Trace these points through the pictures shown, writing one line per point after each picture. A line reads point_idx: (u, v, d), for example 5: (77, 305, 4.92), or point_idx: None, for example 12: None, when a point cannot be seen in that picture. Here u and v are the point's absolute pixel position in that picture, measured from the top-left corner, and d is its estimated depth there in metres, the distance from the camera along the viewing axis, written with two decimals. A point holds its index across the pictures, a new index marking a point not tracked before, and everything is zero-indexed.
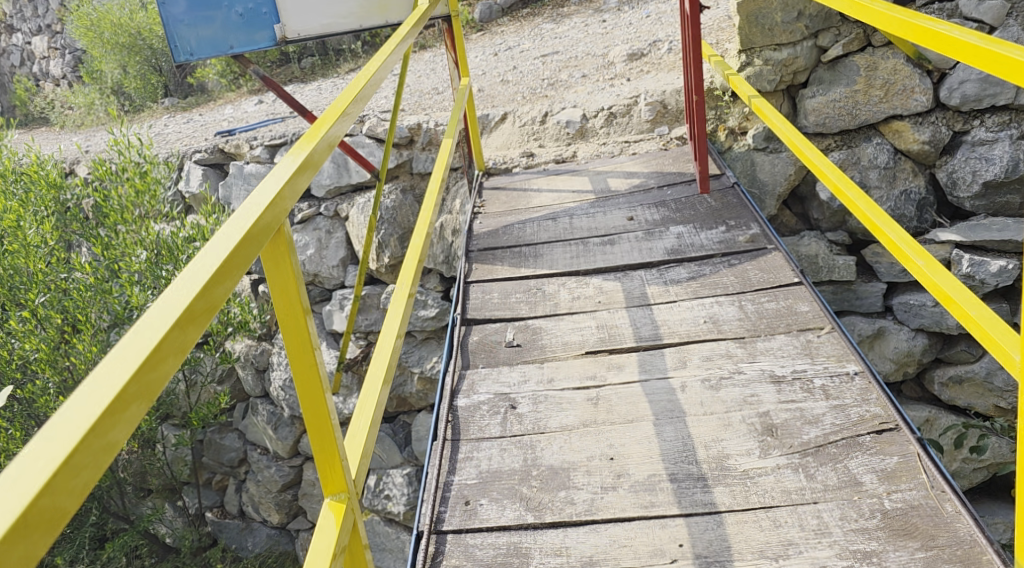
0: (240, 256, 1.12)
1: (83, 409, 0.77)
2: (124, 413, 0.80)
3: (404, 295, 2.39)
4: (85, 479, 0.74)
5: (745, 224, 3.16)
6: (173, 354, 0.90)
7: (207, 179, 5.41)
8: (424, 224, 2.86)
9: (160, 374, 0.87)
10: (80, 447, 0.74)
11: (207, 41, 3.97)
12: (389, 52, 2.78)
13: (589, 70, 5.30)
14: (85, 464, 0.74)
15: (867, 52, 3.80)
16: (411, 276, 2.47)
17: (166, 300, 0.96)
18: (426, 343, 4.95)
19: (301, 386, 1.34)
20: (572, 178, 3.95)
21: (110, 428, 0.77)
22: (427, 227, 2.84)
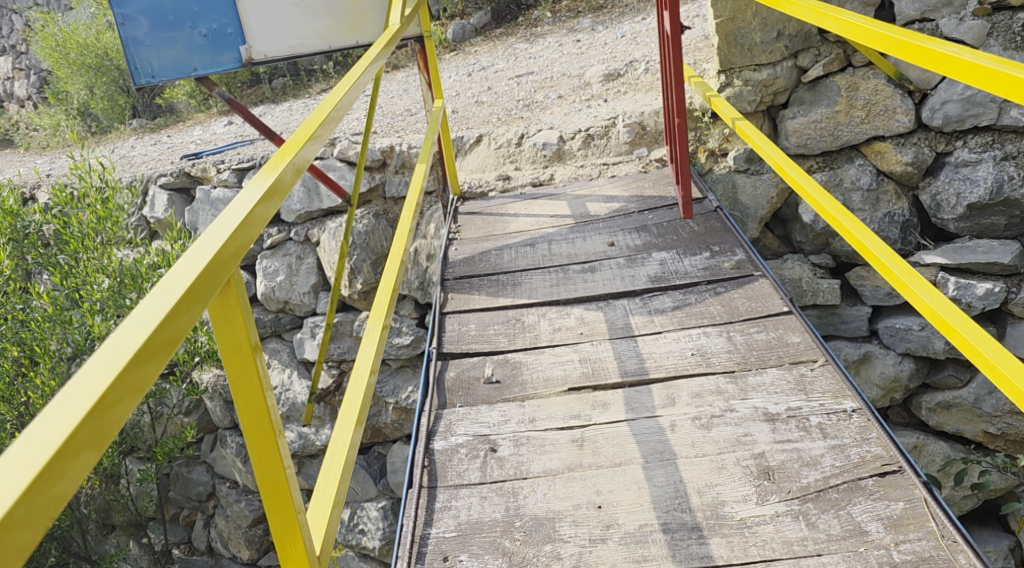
0: (198, 293, 1.06)
1: (25, 458, 0.76)
2: (67, 465, 0.78)
3: (376, 334, 2.24)
4: (27, 537, 0.73)
5: (730, 249, 3.06)
6: (126, 396, 0.87)
7: (173, 204, 5.30)
8: (396, 257, 2.72)
9: (108, 421, 0.84)
10: (20, 502, 0.72)
11: (170, 63, 3.82)
12: (359, 74, 2.64)
13: (565, 91, 5.21)
14: (22, 520, 0.73)
15: (847, 73, 3.75)
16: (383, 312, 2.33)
17: (119, 340, 0.92)
18: (401, 371, 4.78)
19: (254, 447, 1.22)
20: (551, 202, 3.84)
21: (52, 480, 0.76)
22: (401, 257, 2.70)
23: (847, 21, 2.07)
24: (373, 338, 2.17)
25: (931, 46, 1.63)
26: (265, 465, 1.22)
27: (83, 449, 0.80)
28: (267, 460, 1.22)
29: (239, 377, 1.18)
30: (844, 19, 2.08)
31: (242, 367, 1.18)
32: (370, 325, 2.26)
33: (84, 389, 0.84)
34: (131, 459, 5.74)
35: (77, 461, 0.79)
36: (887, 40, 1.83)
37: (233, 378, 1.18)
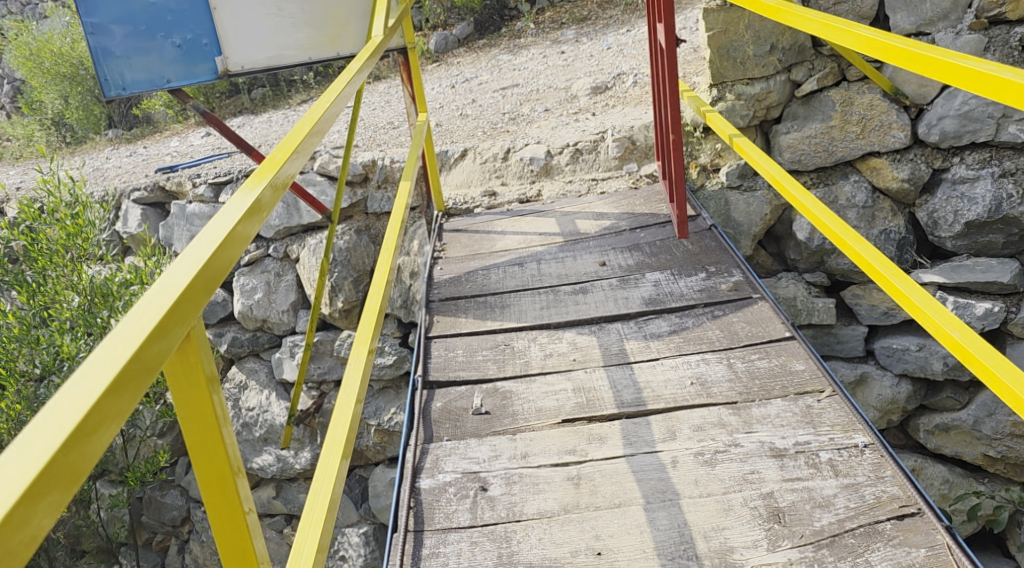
0: (171, 323, 0.99)
1: None
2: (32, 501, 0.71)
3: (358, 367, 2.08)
4: None
5: (727, 270, 2.96)
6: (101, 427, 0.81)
7: (146, 219, 5.17)
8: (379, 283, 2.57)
9: (80, 455, 0.77)
10: None
11: (142, 75, 3.67)
12: (342, 89, 2.48)
13: (551, 104, 5.10)
14: None
15: (842, 87, 3.67)
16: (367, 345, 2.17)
17: (85, 373, 0.85)
18: (383, 392, 4.62)
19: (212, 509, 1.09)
20: (538, 220, 3.72)
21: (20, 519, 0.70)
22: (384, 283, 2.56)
23: (865, 35, 1.93)
24: (354, 375, 2.02)
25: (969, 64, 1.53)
26: (220, 517, 1.09)
27: (46, 492, 0.73)
28: (223, 512, 1.09)
29: (192, 413, 1.05)
30: (861, 33, 1.94)
31: (199, 400, 1.05)
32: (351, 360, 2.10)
33: (49, 427, 0.77)
34: (102, 481, 5.45)
35: (41, 503, 0.72)
36: (926, 59, 1.68)
37: (190, 427, 1.05)
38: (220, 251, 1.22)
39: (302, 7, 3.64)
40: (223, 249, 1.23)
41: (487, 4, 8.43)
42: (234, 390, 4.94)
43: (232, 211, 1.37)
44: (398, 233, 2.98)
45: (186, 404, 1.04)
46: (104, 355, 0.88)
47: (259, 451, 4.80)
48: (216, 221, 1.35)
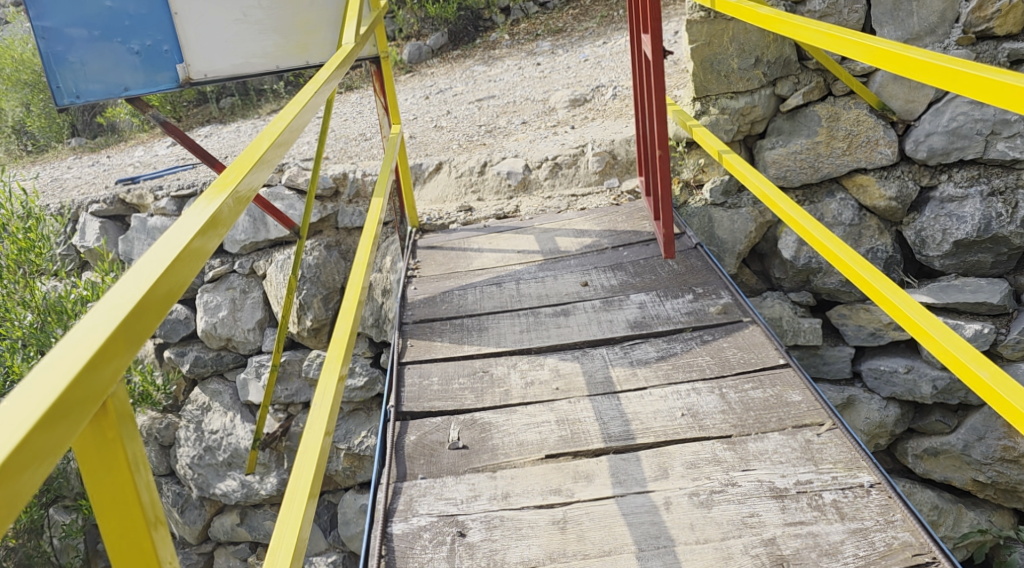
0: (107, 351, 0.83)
1: None
2: None
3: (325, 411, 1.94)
4: None
5: (715, 291, 2.83)
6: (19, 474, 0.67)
7: (105, 233, 4.94)
8: (348, 312, 2.41)
9: None
10: None
11: (98, 83, 3.46)
12: (306, 99, 2.29)
13: (529, 116, 4.97)
14: None
15: (828, 102, 3.58)
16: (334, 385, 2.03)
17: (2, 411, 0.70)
18: (353, 415, 4.41)
19: None
20: (516, 237, 3.57)
21: None
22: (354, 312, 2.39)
23: (876, 48, 1.78)
24: (321, 420, 1.88)
25: (991, 77, 1.43)
26: None
27: None
28: None
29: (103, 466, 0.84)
30: (871, 46, 1.80)
31: (112, 451, 0.84)
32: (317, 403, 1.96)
33: None
34: (56, 508, 5.17)
35: None
36: (953, 75, 1.54)
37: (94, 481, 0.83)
38: (176, 266, 1.08)
39: (270, 13, 3.47)
40: (179, 264, 1.10)
41: (461, 14, 8.28)
42: (197, 412, 4.72)
43: (188, 224, 1.23)
44: (370, 252, 2.81)
45: (93, 454, 0.83)
46: (34, 384, 0.75)
47: (223, 476, 4.58)
48: (170, 234, 1.20)
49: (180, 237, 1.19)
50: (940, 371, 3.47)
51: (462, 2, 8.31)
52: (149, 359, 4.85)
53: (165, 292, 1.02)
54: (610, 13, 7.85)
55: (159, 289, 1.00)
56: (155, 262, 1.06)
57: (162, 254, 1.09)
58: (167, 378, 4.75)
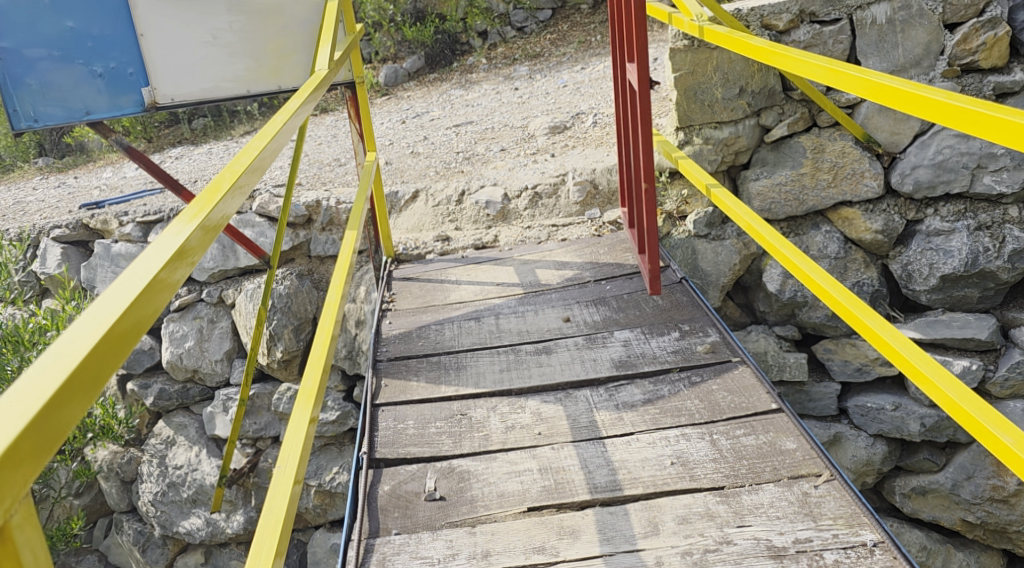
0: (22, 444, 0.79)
1: None
2: None
3: (290, 479, 1.82)
4: None
5: (702, 329, 2.73)
6: None
7: (66, 259, 4.77)
8: (319, 357, 2.27)
9: None
10: None
11: (59, 107, 3.29)
12: (279, 129, 2.15)
13: (507, 143, 4.87)
14: None
15: (813, 133, 3.53)
16: (301, 449, 1.90)
17: None
18: (325, 450, 4.21)
19: None
20: (495, 268, 3.46)
21: None
22: (324, 358, 2.24)
23: (880, 84, 1.68)
24: (283, 490, 1.76)
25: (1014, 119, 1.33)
26: None
27: None
28: None
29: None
30: (874, 82, 1.69)
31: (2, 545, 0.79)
32: (280, 468, 1.84)
33: None
34: None
35: None
36: (972, 115, 1.44)
37: None
38: (140, 301, 1.08)
39: (241, 36, 3.38)
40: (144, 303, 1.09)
41: (438, 37, 8.21)
42: (160, 446, 4.52)
43: (157, 255, 1.23)
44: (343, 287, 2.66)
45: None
46: None
47: (187, 513, 4.39)
48: (136, 266, 1.19)
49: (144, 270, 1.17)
50: (928, 408, 3.39)
51: (439, 25, 8.24)
52: (111, 392, 4.65)
53: (117, 341, 1.00)
54: (587, 39, 7.83)
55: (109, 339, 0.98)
56: (109, 306, 1.04)
57: (125, 289, 1.09)
58: (129, 411, 4.55)
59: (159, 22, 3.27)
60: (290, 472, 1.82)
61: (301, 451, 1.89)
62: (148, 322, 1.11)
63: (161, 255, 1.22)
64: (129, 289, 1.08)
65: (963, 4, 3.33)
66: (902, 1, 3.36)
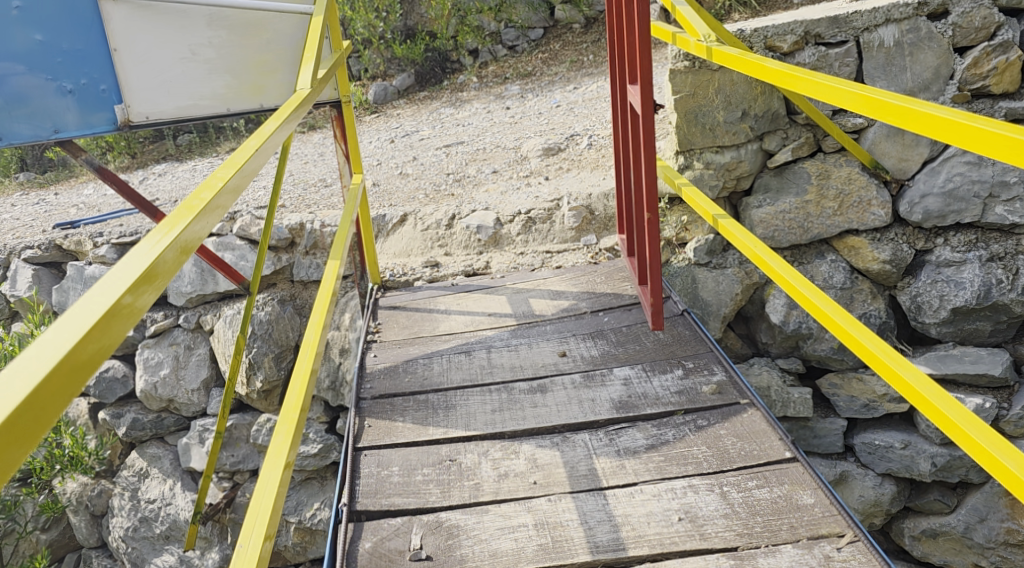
0: None
1: None
2: None
3: (252, 561, 1.61)
4: None
5: (707, 366, 2.57)
6: None
7: (37, 282, 4.58)
8: (293, 408, 2.05)
9: None
10: None
11: (26, 124, 3.09)
12: (252, 154, 1.93)
13: (500, 165, 4.73)
14: None
15: (818, 158, 3.40)
16: (266, 520, 1.70)
17: None
18: (306, 484, 3.99)
19: None
20: (486, 297, 3.29)
21: None
22: (299, 407, 2.05)
23: (924, 114, 1.48)
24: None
25: None
26: None
27: None
28: None
29: None
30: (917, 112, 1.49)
31: None
32: (243, 545, 1.64)
33: None
34: None
35: None
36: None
37: None
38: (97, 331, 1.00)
39: (221, 52, 3.22)
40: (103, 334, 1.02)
41: (428, 55, 8.09)
42: (132, 479, 4.30)
43: (122, 277, 1.14)
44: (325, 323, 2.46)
45: None
46: None
47: (159, 551, 4.17)
48: (97, 290, 1.10)
49: (104, 294, 1.08)
50: (939, 447, 3.24)
51: (429, 43, 8.13)
52: (82, 421, 4.43)
53: (58, 385, 0.91)
54: (579, 58, 7.73)
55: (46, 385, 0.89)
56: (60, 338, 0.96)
57: (81, 318, 1.01)
58: (100, 441, 4.34)
59: (133, 37, 3.10)
60: (251, 552, 1.62)
61: (264, 526, 1.69)
62: (108, 353, 1.04)
63: (125, 278, 1.13)
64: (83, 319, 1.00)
65: (973, 28, 3.21)
66: (910, 24, 3.25)
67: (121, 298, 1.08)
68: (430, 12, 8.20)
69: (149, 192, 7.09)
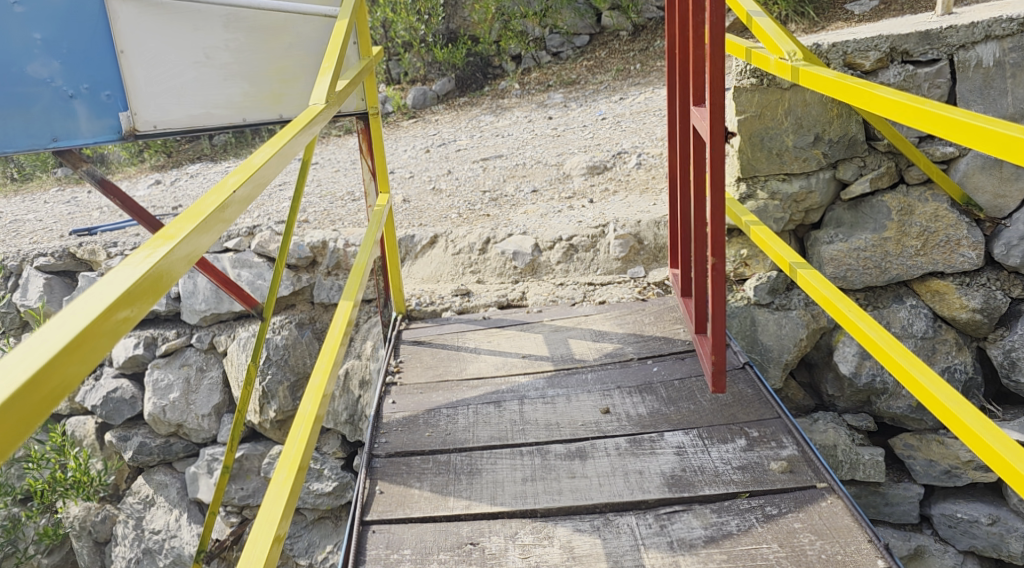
0: None
1: None
2: None
3: None
4: None
5: (774, 437, 2.20)
6: None
7: (48, 291, 4.34)
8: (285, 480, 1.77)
9: None
10: None
11: (23, 131, 2.81)
12: (263, 166, 1.62)
13: (540, 183, 4.40)
14: None
15: (900, 191, 3.00)
16: None
17: None
18: (318, 524, 3.70)
19: None
20: (521, 335, 2.96)
21: None
22: (292, 473, 1.80)
23: None
24: None
25: None
26: None
27: None
28: None
29: None
30: None
31: None
32: None
33: None
34: None
35: None
36: None
37: None
38: (72, 350, 0.95)
39: (238, 56, 2.94)
40: (79, 352, 0.97)
41: (469, 60, 7.80)
42: (138, 506, 4.07)
43: (110, 288, 1.08)
44: (327, 386, 2.10)
45: None
46: None
47: None
48: (84, 301, 1.05)
49: (88, 306, 1.03)
50: None
51: (471, 47, 7.81)
52: (88, 442, 4.19)
53: (16, 414, 0.86)
54: (626, 67, 7.37)
55: (3, 416, 0.84)
56: (32, 355, 0.92)
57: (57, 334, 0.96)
58: (106, 465, 4.09)
59: (142, 37, 2.83)
60: None
61: None
62: (90, 370, 0.99)
63: (112, 290, 1.07)
64: (57, 336, 0.95)
65: None
66: (1014, 41, 2.83)
67: (103, 312, 1.02)
68: (472, 16, 7.89)
69: (178, 194, 6.89)
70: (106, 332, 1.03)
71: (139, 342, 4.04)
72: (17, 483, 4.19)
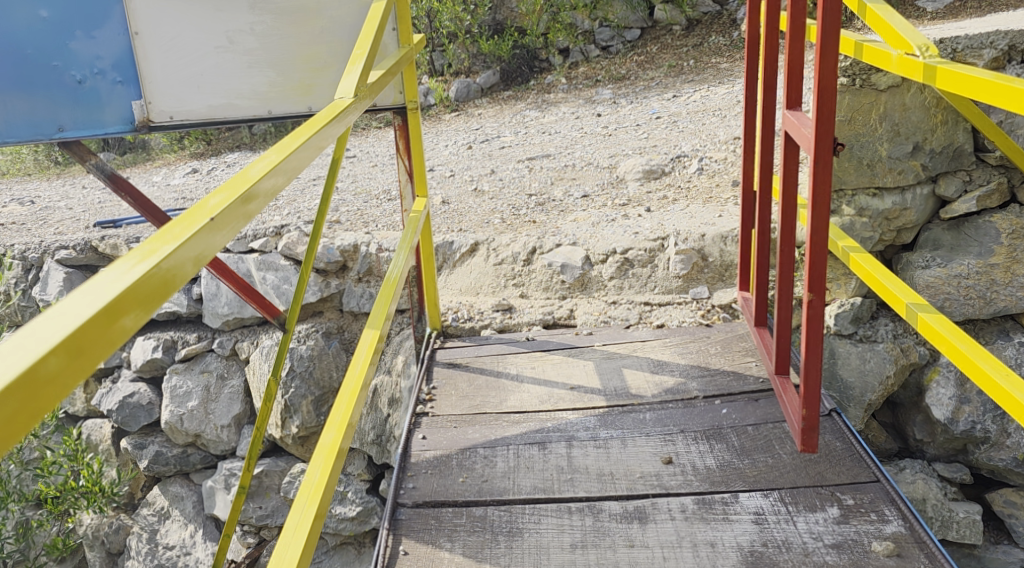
0: None
1: None
2: None
3: None
4: None
5: (873, 508, 1.83)
6: None
7: (68, 287, 4.14)
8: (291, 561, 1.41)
9: None
10: None
11: (25, 118, 2.62)
12: (285, 158, 1.31)
13: (591, 188, 4.06)
14: None
15: (1011, 212, 2.60)
16: None
17: None
18: (340, 550, 3.42)
19: None
20: (569, 362, 2.63)
21: None
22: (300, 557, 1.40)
23: None
24: None
25: None
26: None
27: None
28: None
29: None
30: None
31: None
32: None
33: None
34: None
35: None
36: None
37: None
38: (62, 354, 0.68)
39: (264, 41, 2.64)
40: (74, 355, 0.69)
41: (516, 52, 7.43)
42: (152, 519, 3.85)
43: (114, 281, 0.80)
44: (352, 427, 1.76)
45: None
46: None
47: None
48: (82, 293, 0.77)
49: (86, 300, 0.75)
50: None
51: (518, 39, 7.46)
52: (104, 447, 3.97)
53: None
54: (679, 63, 6.99)
55: None
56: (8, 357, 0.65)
57: (44, 332, 0.69)
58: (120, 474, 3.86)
59: (157, 19, 2.58)
60: None
61: None
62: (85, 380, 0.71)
63: (115, 283, 0.79)
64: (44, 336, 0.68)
65: None
66: None
67: (105, 307, 0.74)
68: (521, 6, 7.53)
69: (213, 184, 6.67)
70: (112, 331, 0.76)
71: (158, 345, 3.79)
72: (30, 488, 3.98)
